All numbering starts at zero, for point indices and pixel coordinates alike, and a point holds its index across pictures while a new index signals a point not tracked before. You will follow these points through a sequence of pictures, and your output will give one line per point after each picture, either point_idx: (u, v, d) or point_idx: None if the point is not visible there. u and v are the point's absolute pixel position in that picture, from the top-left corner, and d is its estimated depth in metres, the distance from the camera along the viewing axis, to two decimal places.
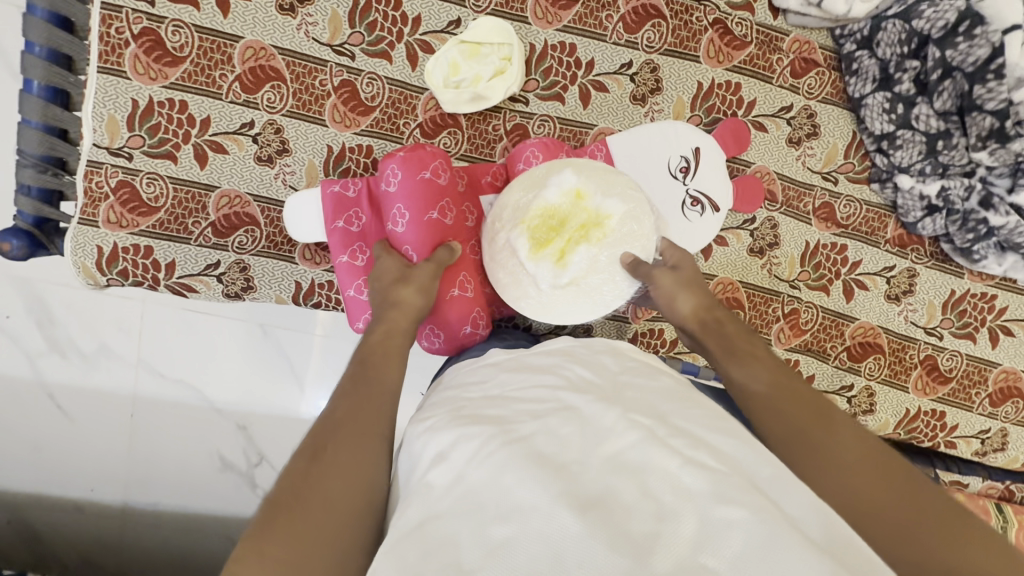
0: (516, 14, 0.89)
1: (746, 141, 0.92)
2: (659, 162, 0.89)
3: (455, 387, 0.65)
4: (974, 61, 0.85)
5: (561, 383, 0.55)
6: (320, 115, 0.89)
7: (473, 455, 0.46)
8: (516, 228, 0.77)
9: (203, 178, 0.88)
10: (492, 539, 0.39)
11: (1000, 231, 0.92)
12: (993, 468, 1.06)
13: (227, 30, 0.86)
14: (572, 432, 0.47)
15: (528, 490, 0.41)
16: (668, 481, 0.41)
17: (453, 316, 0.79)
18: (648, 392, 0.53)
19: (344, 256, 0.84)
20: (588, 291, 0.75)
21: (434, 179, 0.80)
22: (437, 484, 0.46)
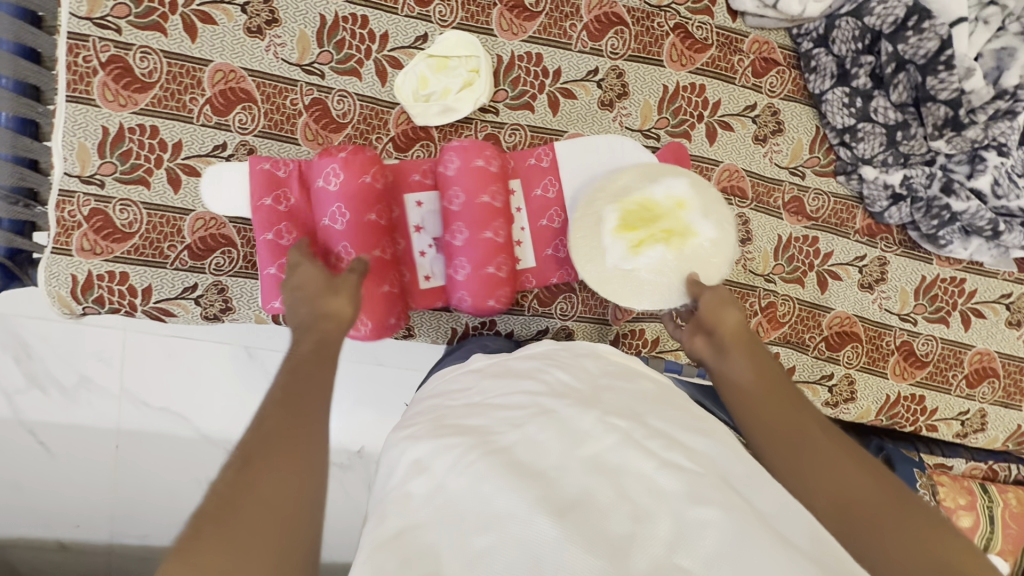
0: (482, 27, 0.91)
1: (685, 160, 0.94)
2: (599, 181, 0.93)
3: (434, 396, 0.66)
4: (924, 53, 0.88)
5: (540, 389, 0.55)
6: (292, 133, 0.90)
7: (453, 465, 0.46)
8: (611, 204, 0.81)
9: (177, 202, 0.88)
10: (472, 548, 0.38)
11: (963, 216, 0.94)
12: (975, 448, 1.08)
13: (196, 55, 0.87)
14: (552, 435, 0.47)
15: (507, 497, 0.41)
16: (643, 483, 0.42)
17: (374, 312, 0.81)
18: (626, 395, 0.54)
19: (269, 235, 0.84)
20: (648, 284, 0.78)
21: (373, 183, 0.82)
22: (417, 493, 0.46)
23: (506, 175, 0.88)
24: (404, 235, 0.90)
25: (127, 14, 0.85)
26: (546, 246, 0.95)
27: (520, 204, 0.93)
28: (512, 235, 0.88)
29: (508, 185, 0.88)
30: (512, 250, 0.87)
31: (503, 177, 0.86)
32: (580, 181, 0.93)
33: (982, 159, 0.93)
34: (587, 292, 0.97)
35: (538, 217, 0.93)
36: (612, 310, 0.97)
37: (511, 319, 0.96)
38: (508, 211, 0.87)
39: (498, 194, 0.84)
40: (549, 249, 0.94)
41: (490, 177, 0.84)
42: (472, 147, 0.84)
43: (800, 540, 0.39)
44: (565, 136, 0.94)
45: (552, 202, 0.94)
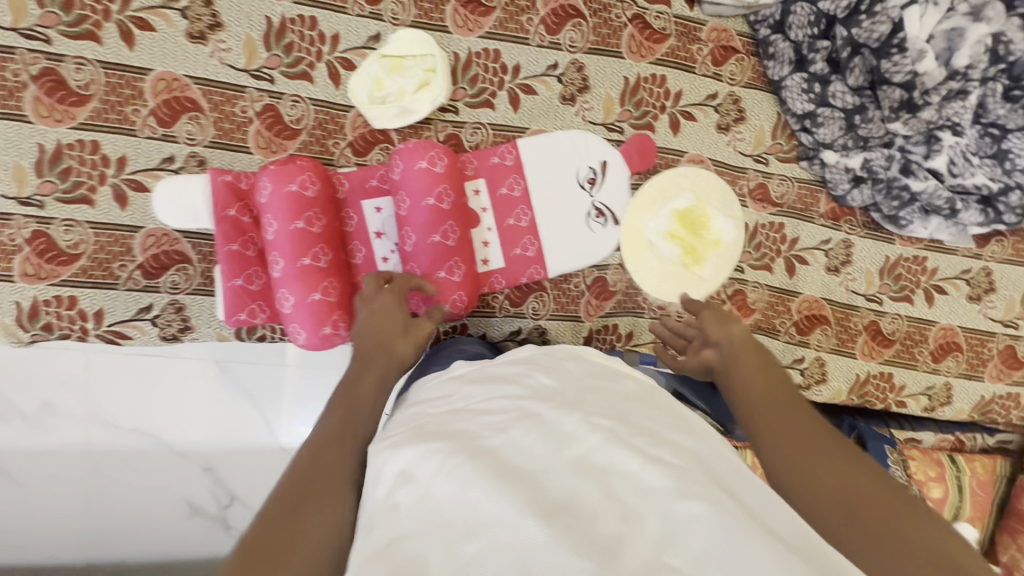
0: (437, 24, 0.89)
1: (650, 154, 0.95)
2: (568, 173, 0.94)
3: (415, 404, 0.63)
4: (878, 37, 0.89)
5: (523, 392, 0.54)
6: (244, 142, 0.86)
7: (436, 471, 0.44)
8: (692, 198, 0.96)
9: (126, 220, 0.84)
10: (460, 556, 0.37)
11: (922, 196, 0.96)
12: (942, 421, 1.11)
13: (134, 64, 0.82)
14: (536, 439, 0.46)
15: (492, 502, 0.39)
16: (631, 482, 0.41)
17: (310, 319, 0.81)
18: (608, 394, 0.53)
19: (234, 245, 0.83)
20: (646, 259, 0.96)
21: (302, 192, 0.81)
22: (404, 502, 0.43)
23: (459, 176, 0.86)
24: (364, 243, 0.90)
25: (57, 23, 0.80)
26: (515, 245, 0.93)
27: (485, 204, 0.91)
28: (466, 237, 0.86)
29: (461, 186, 0.86)
30: (466, 253, 0.86)
31: (452, 179, 0.84)
32: (549, 179, 0.93)
33: (938, 139, 0.95)
34: (557, 289, 0.95)
35: (505, 217, 0.92)
36: (584, 306, 0.97)
37: (482, 322, 0.94)
38: (461, 212, 0.85)
39: (443, 197, 0.83)
40: (517, 249, 0.93)
41: (434, 180, 0.82)
42: (414, 149, 0.83)
43: (788, 534, 0.39)
44: (534, 132, 0.93)
45: (520, 200, 0.93)
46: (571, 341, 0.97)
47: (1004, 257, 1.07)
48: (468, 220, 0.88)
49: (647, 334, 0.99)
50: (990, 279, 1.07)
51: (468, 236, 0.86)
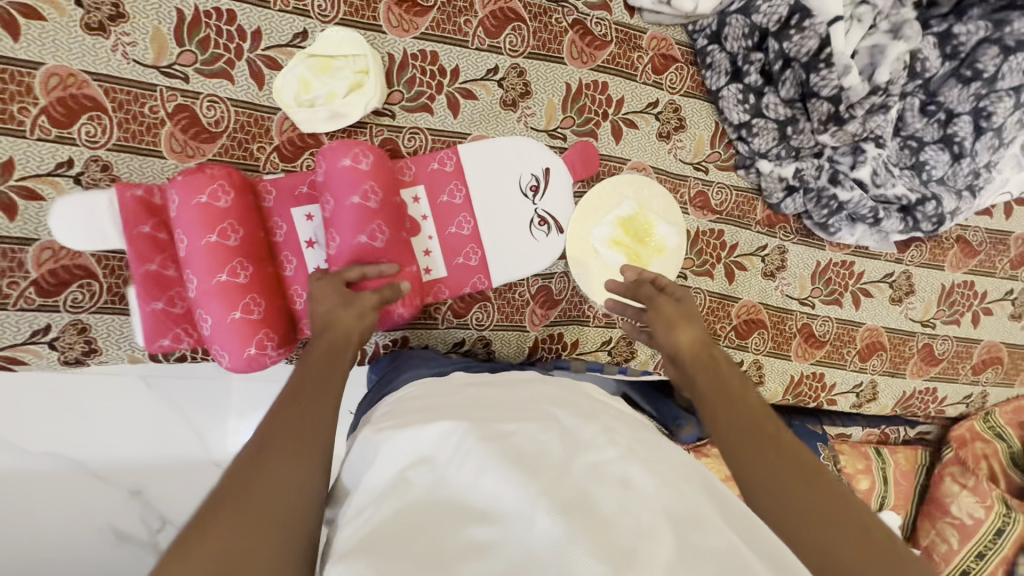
0: (369, 23, 0.84)
1: (594, 162, 0.94)
2: (510, 179, 0.92)
3: (414, 392, 0.64)
4: (807, 51, 0.90)
5: (545, 399, 0.56)
6: (155, 146, 0.79)
7: (453, 453, 0.47)
8: (633, 204, 0.94)
9: (15, 231, 0.75)
10: (474, 539, 0.40)
11: (848, 206, 0.98)
12: (869, 415, 1.17)
13: (19, 56, 0.73)
14: (553, 438, 0.48)
15: (510, 492, 0.42)
16: (640, 494, 0.42)
17: (233, 338, 0.75)
18: (614, 413, 0.56)
19: (152, 264, 0.77)
20: (594, 268, 0.93)
21: (214, 202, 0.75)
22: (416, 481, 0.46)
23: (392, 178, 0.82)
24: (295, 253, 0.84)
25: None
26: (457, 255, 0.90)
27: (422, 211, 0.88)
28: (402, 240, 0.82)
29: (395, 187, 0.82)
30: (403, 258, 0.82)
31: (381, 178, 0.80)
32: (489, 185, 0.90)
33: (863, 150, 0.98)
34: (502, 298, 0.93)
35: (445, 225, 0.89)
36: (528, 315, 0.95)
37: (425, 333, 0.91)
38: (394, 214, 0.81)
39: (370, 197, 0.79)
40: (460, 258, 0.90)
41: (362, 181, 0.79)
42: (341, 148, 0.79)
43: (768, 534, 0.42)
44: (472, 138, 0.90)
45: (460, 208, 0.90)
46: (515, 351, 0.95)
47: (923, 261, 1.14)
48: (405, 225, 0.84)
49: (593, 342, 0.97)
50: (910, 282, 1.13)
51: (406, 241, 0.83)
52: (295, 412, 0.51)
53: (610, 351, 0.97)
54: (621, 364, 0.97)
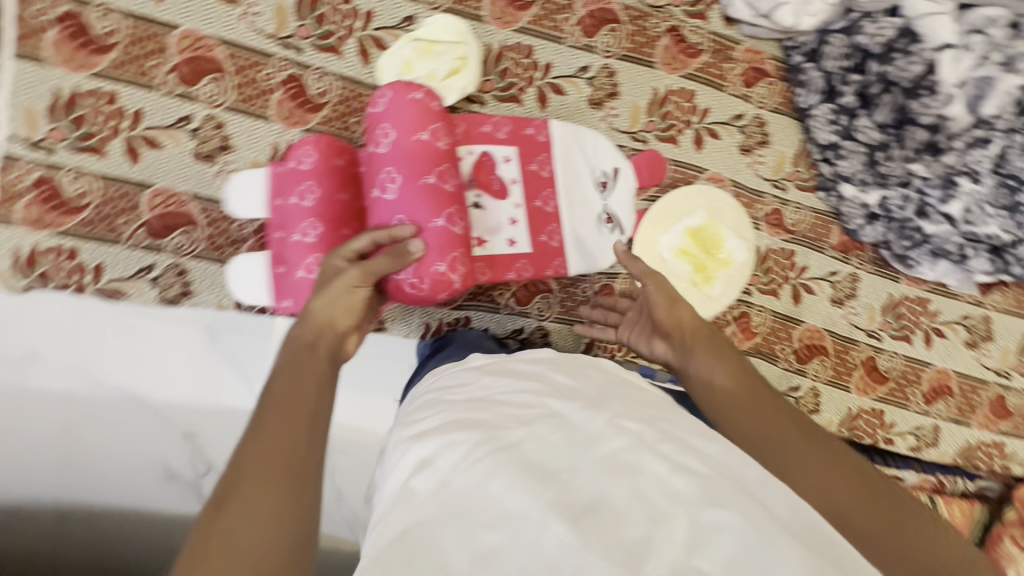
0: (473, 13, 0.88)
1: (659, 174, 0.94)
2: (581, 171, 0.92)
3: (435, 389, 0.64)
4: (910, 77, 0.90)
5: (547, 389, 0.55)
6: (265, 110, 0.85)
7: (457, 463, 0.46)
8: (701, 214, 0.94)
9: (135, 175, 0.82)
10: (482, 547, 0.38)
11: (933, 239, 0.96)
12: (926, 461, 1.12)
13: (161, 18, 0.80)
14: (562, 439, 0.46)
15: (517, 497, 0.40)
16: (657, 484, 0.41)
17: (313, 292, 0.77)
18: (632, 399, 0.54)
19: (278, 234, 0.83)
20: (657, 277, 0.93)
21: (299, 166, 0.82)
22: (420, 490, 0.46)
23: (419, 114, 0.76)
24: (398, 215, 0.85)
25: None
26: (541, 230, 0.91)
27: (513, 176, 0.89)
28: (432, 182, 0.75)
29: (418, 123, 0.76)
30: (434, 203, 0.74)
31: (401, 118, 0.76)
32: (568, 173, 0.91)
33: (955, 184, 0.94)
34: (565, 292, 0.95)
35: (533, 197, 0.90)
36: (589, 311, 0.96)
37: (486, 316, 0.93)
38: (420, 156, 0.75)
39: (382, 137, 0.76)
40: (544, 233, 0.90)
41: (389, 123, 0.76)
42: (400, 88, 0.77)
43: (798, 531, 0.39)
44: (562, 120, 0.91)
45: (547, 181, 0.90)
46: (571, 345, 0.96)
47: (1005, 307, 1.09)
48: (441, 165, 0.76)
49: None
50: (989, 327, 1.08)
51: (433, 183, 0.75)
52: (259, 439, 0.44)
53: None
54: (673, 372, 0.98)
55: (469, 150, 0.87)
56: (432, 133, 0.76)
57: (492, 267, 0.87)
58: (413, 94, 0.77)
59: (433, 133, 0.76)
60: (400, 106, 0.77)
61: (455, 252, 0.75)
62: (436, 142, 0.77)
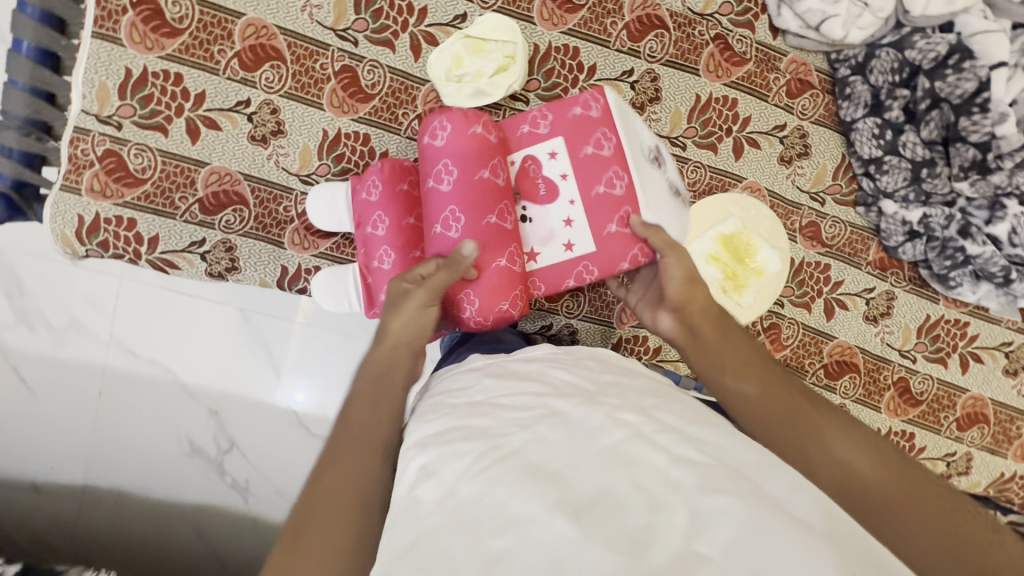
0: (523, 13, 0.90)
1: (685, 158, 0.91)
2: (637, 144, 0.86)
3: (442, 391, 0.64)
4: (961, 93, 0.88)
5: (547, 390, 0.56)
6: (318, 98, 0.88)
7: (465, 471, 0.46)
8: (736, 222, 0.93)
9: (194, 153, 0.86)
10: (489, 551, 0.39)
11: (976, 260, 0.94)
12: (957, 491, 1.08)
13: (229, 6, 0.85)
14: (561, 436, 0.47)
15: (524, 501, 0.41)
16: (657, 474, 0.42)
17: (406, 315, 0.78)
18: (627, 392, 0.55)
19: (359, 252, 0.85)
20: None
21: (370, 197, 0.84)
22: (426, 499, 0.46)
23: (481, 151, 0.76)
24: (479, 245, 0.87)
25: None
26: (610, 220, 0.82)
27: (563, 170, 0.82)
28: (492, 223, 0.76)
29: (478, 162, 0.76)
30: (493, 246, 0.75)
31: (459, 156, 0.76)
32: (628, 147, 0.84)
33: (1003, 206, 0.93)
34: (594, 292, 0.97)
35: (592, 184, 0.82)
36: (617, 313, 0.98)
37: None
38: (481, 196, 0.75)
39: (444, 176, 0.76)
40: (610, 226, 0.82)
41: (448, 160, 0.76)
42: (457, 118, 0.76)
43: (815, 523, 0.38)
44: (616, 93, 0.85)
45: (610, 162, 0.82)
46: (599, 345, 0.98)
47: None
48: (497, 202, 0.76)
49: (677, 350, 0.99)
50: None
51: (493, 225, 0.75)
52: (332, 471, 0.53)
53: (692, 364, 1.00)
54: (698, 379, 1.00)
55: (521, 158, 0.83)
56: (491, 171, 0.76)
57: (555, 278, 0.84)
58: (471, 132, 0.77)
59: (492, 173, 0.76)
60: (461, 141, 0.76)
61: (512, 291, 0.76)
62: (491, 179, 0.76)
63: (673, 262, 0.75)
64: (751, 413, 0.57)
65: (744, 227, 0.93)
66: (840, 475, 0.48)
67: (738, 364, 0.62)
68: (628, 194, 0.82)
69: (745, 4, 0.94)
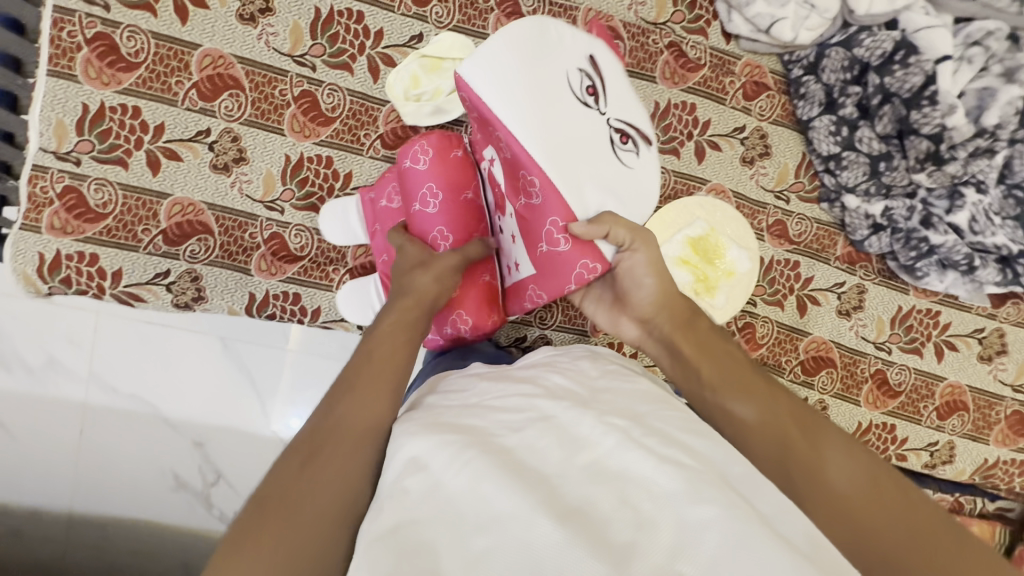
0: (478, 31, 0.92)
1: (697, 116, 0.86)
2: (557, 81, 0.65)
3: (425, 393, 0.67)
4: (909, 87, 0.90)
5: (538, 391, 0.57)
6: (279, 124, 0.89)
7: (450, 462, 0.47)
8: (703, 224, 0.92)
9: (156, 185, 0.86)
10: (472, 550, 0.41)
11: (940, 249, 0.95)
12: (943, 480, 1.09)
13: (185, 38, 0.85)
14: (552, 443, 0.49)
15: (509, 498, 0.43)
16: (643, 489, 0.43)
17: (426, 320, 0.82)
18: (621, 397, 0.56)
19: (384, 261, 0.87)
20: None
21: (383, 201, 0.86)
22: (414, 489, 0.46)
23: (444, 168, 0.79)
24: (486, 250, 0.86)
25: None
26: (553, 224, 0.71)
27: (503, 179, 0.74)
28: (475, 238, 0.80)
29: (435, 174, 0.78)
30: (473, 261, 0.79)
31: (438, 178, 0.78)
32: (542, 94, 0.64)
33: (961, 195, 0.95)
34: (567, 302, 0.96)
35: (518, 194, 0.69)
36: (591, 321, 0.98)
37: None
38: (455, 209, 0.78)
39: (429, 199, 0.78)
40: (546, 242, 0.67)
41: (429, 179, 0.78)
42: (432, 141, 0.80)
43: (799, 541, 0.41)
44: (472, 57, 0.65)
45: (518, 164, 0.65)
46: None
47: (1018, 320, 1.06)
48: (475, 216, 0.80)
49: (653, 355, 1.00)
50: (1003, 340, 1.06)
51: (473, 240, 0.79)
52: (349, 405, 0.56)
53: None
54: None
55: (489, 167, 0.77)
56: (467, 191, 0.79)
57: (520, 298, 0.78)
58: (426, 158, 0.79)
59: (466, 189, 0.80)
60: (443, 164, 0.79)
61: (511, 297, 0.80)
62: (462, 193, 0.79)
63: (628, 261, 0.67)
64: (756, 446, 0.55)
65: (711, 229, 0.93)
66: (850, 513, 0.49)
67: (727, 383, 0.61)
68: (549, 198, 0.64)
69: (697, 12, 0.96)
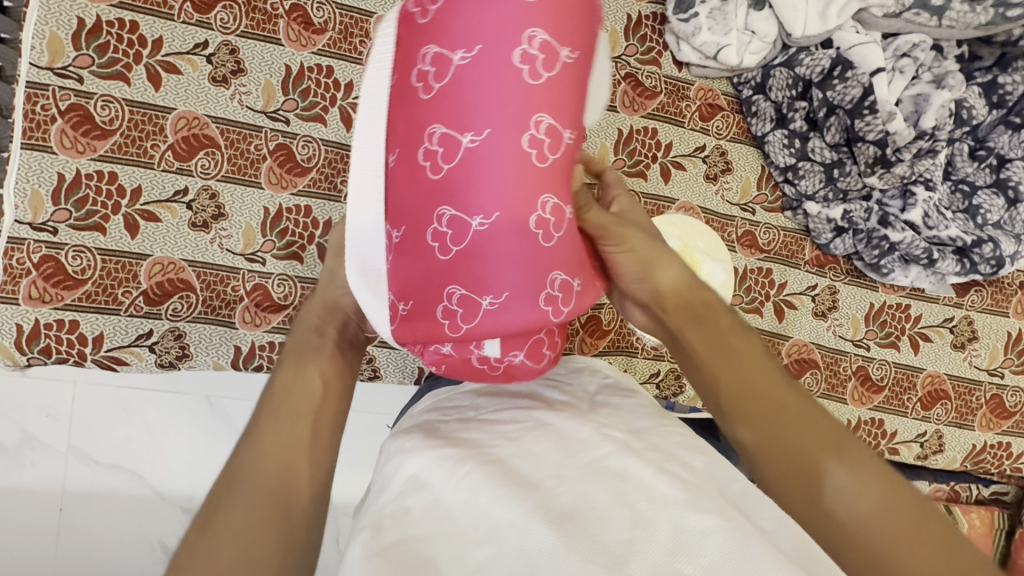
0: None
1: None
2: None
3: (430, 409, 0.66)
4: (850, 99, 0.96)
5: (537, 404, 0.58)
6: (255, 177, 0.90)
7: (449, 476, 0.48)
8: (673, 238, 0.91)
9: (134, 247, 0.86)
10: (470, 560, 0.41)
11: (900, 246, 1.01)
12: (937, 470, 1.14)
13: (159, 103, 0.87)
14: (547, 448, 0.50)
15: (505, 507, 0.43)
16: (643, 490, 0.44)
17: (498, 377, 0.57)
18: (621, 410, 0.58)
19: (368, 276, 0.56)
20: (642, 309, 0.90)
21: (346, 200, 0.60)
22: (415, 507, 0.48)
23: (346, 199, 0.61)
24: (421, 253, 0.53)
25: (90, 64, 0.84)
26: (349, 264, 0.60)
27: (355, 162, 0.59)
28: (538, 183, 0.53)
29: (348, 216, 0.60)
30: (425, 199, 0.53)
31: (485, 40, 0.52)
32: None
33: (913, 193, 1.02)
34: None
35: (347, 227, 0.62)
36: (578, 342, 0.99)
37: None
38: (400, 128, 0.54)
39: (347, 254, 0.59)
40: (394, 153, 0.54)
41: (462, 37, 0.52)
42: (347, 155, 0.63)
43: (789, 550, 0.42)
44: None
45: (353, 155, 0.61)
46: None
47: (985, 306, 1.11)
48: (539, 166, 0.53)
49: (642, 372, 1.01)
50: (973, 327, 1.10)
51: (446, 138, 0.53)
52: (269, 423, 0.56)
53: (659, 383, 1.01)
54: (668, 398, 1.02)
55: (382, 50, 0.56)
56: (533, 127, 0.53)
57: (448, 256, 0.53)
58: (438, 12, 0.54)
59: (546, 82, 0.53)
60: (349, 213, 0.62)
61: (440, 333, 0.53)
62: (443, 108, 0.53)
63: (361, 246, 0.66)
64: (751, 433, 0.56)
65: (674, 214, 0.94)
66: (849, 521, 0.49)
67: (748, 377, 0.60)
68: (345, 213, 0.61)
69: (648, 44, 1.00)
